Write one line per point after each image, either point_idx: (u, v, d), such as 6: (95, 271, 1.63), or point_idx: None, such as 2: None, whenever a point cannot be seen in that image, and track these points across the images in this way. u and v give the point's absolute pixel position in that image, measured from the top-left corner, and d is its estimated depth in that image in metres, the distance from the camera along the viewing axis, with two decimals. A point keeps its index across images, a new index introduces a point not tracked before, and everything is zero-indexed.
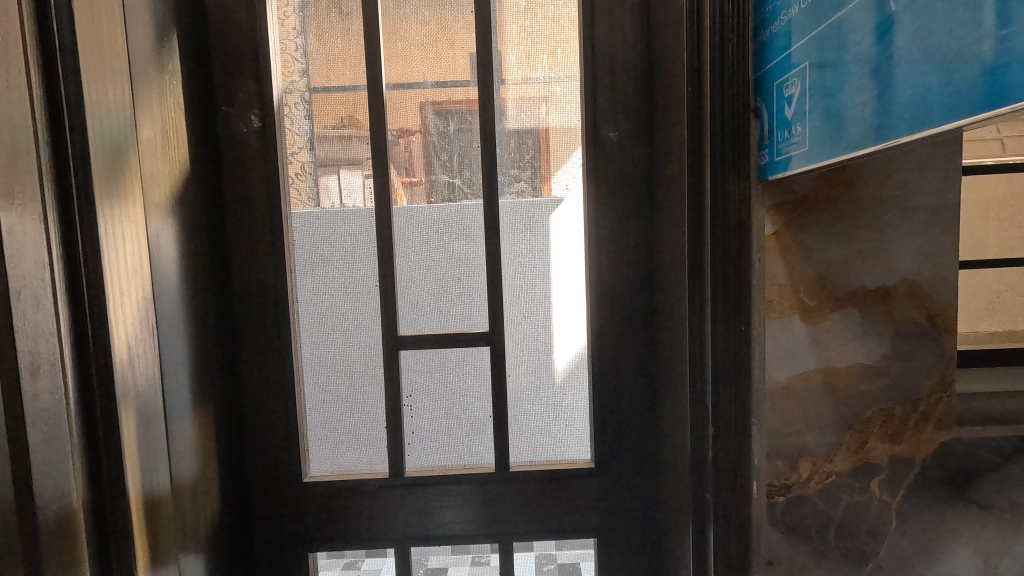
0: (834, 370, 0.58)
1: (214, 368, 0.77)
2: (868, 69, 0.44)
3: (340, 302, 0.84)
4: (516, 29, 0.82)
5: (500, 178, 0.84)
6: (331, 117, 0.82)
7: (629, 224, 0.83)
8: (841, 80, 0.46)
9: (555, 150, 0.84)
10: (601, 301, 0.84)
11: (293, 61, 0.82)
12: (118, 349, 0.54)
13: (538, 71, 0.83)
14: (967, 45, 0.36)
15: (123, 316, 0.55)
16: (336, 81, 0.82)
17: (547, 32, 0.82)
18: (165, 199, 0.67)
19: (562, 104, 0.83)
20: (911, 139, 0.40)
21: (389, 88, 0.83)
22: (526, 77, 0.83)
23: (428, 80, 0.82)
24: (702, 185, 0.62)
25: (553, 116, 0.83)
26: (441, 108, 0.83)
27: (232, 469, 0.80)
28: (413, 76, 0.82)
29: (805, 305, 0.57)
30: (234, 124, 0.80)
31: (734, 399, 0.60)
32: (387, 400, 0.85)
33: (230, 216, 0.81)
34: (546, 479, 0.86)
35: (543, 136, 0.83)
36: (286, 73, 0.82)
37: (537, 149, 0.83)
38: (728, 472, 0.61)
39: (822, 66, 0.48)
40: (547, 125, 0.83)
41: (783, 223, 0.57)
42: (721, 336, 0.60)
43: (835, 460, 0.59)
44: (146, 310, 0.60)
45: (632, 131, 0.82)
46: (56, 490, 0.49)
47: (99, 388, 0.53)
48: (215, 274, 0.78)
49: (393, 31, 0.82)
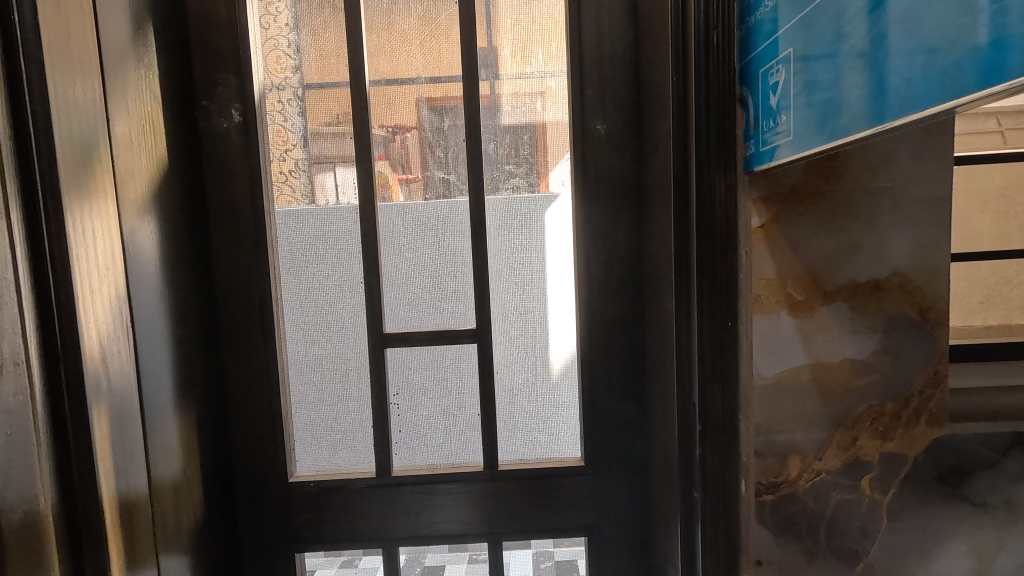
0: (824, 366, 0.56)
1: (195, 367, 0.75)
2: (853, 53, 0.42)
3: (325, 300, 0.83)
4: (511, 22, 0.81)
5: (495, 173, 0.82)
6: (325, 113, 0.81)
7: (617, 219, 0.82)
8: (827, 66, 0.45)
9: (552, 146, 0.82)
10: (590, 296, 0.83)
11: (285, 58, 0.80)
12: (89, 348, 0.53)
13: (532, 66, 0.81)
14: (949, 23, 0.34)
15: (94, 314, 0.55)
16: (332, 78, 0.80)
17: (541, 26, 0.81)
18: (144, 195, 0.66)
19: (559, 98, 0.82)
20: (896, 124, 0.39)
21: (383, 84, 0.81)
22: (520, 73, 0.81)
23: (422, 76, 0.81)
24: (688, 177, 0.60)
25: (549, 111, 0.82)
26: (436, 104, 0.81)
27: (216, 468, 0.79)
28: (405, 71, 0.81)
29: (793, 299, 0.56)
30: (215, 119, 0.79)
31: (722, 396, 0.58)
32: (374, 399, 0.83)
33: (213, 213, 0.80)
34: (536, 477, 0.85)
35: (540, 132, 0.82)
36: (278, 70, 0.80)
37: (534, 146, 0.82)
38: (715, 470, 0.59)
39: (806, 51, 0.47)
40: (544, 120, 0.82)
41: (770, 215, 0.55)
42: (707, 331, 0.58)
43: (824, 458, 0.57)
44: (119, 308, 0.59)
45: (623, 125, 0.80)
46: (22, 492, 0.49)
47: (67, 389, 0.52)
48: (196, 272, 0.77)
49: (387, 26, 0.81)
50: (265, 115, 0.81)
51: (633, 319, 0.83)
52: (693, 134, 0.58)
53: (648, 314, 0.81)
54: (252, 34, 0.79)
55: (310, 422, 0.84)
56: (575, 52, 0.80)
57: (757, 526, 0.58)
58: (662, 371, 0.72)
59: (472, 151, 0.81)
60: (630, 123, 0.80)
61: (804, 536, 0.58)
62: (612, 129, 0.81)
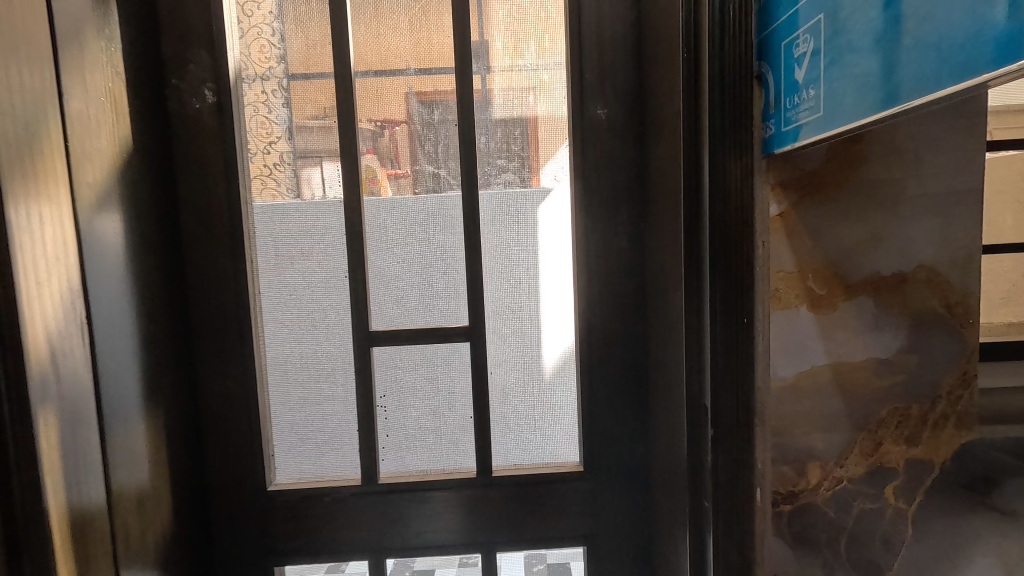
0: (846, 366, 0.52)
1: (165, 368, 0.70)
2: (893, 15, 0.37)
3: (307, 298, 0.77)
4: (504, 13, 0.76)
5: (486, 168, 0.77)
6: (311, 105, 0.75)
7: (618, 211, 0.77)
8: (859, 33, 0.40)
9: (544, 139, 0.77)
10: (591, 291, 0.78)
11: (269, 47, 0.75)
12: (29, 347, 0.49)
13: (526, 58, 0.76)
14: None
15: (36, 309, 0.49)
16: (316, 70, 0.75)
17: (536, 17, 0.76)
18: (110, 178, 0.61)
19: (552, 91, 0.77)
20: (951, 92, 0.34)
21: (369, 76, 0.76)
22: (514, 65, 0.76)
23: (411, 67, 0.76)
24: (700, 160, 0.55)
25: (543, 105, 0.77)
26: (426, 98, 0.76)
27: (187, 475, 0.74)
28: (395, 64, 0.76)
29: (813, 294, 0.52)
30: (186, 99, 0.72)
31: (737, 398, 0.53)
32: (359, 403, 0.78)
33: (184, 200, 0.74)
34: (530, 484, 0.80)
35: (532, 127, 0.77)
36: (261, 59, 0.75)
37: (526, 140, 0.77)
38: (729, 479, 0.54)
39: (834, 15, 0.41)
40: (536, 115, 0.77)
41: (790, 203, 0.51)
42: (722, 329, 0.53)
43: (846, 465, 0.53)
44: (72, 303, 0.53)
45: (624, 120, 0.76)
46: None
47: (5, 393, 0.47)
48: (166, 264, 0.71)
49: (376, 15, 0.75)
50: (241, 102, 0.75)
51: (635, 316, 0.78)
52: (705, 116, 0.54)
53: (650, 313, 0.76)
54: (228, 19, 0.73)
55: (289, 428, 0.79)
56: (575, 40, 0.75)
57: (772, 536, 0.54)
58: (667, 373, 0.68)
59: (465, 141, 0.76)
60: (631, 119, 0.76)
61: (823, 549, 0.54)
62: (611, 125, 0.76)
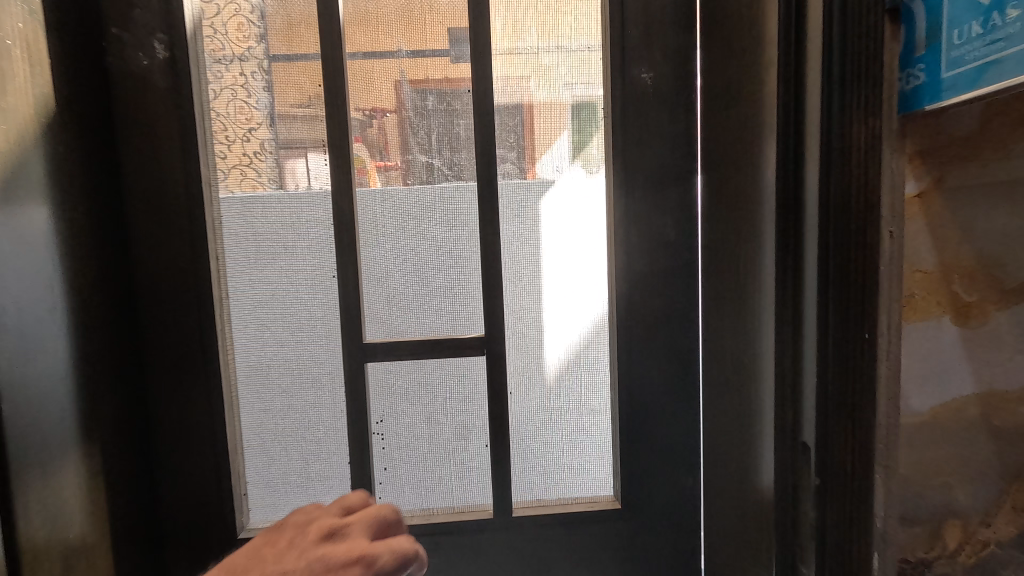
0: (996, 393, 0.40)
1: (106, 393, 0.56)
2: None
3: (288, 304, 0.63)
4: None
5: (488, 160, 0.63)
6: (294, 91, 0.62)
7: (665, 198, 0.64)
8: None
9: (542, 132, 0.64)
10: (630, 294, 0.65)
11: (248, 25, 0.61)
12: None
13: (524, 41, 0.63)
14: None
15: None
16: (300, 51, 0.61)
17: None
18: (35, 153, 0.49)
19: (551, 79, 0.64)
20: None
21: (358, 58, 0.62)
22: (512, 47, 0.63)
23: (403, 49, 0.63)
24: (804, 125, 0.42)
25: (541, 91, 0.64)
26: (419, 85, 0.63)
27: (135, 522, 0.60)
28: (384, 43, 0.62)
29: (958, 300, 0.39)
30: (131, 54, 0.58)
31: (853, 440, 0.41)
32: (351, 430, 0.65)
33: (128, 181, 0.59)
34: (559, 525, 0.67)
35: (528, 115, 0.64)
36: (239, 38, 0.61)
37: (523, 130, 0.64)
38: (839, 543, 0.42)
39: None
40: (532, 101, 0.64)
41: (931, 179, 0.38)
42: (835, 346, 0.41)
43: (993, 523, 0.41)
44: None
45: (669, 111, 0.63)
46: None
47: None
48: (106, 260, 0.57)
49: None
50: (204, 68, 0.61)
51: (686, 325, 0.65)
52: (816, 66, 0.41)
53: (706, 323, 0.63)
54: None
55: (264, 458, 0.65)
56: (614, 1, 0.62)
57: None
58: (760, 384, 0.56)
59: (478, 120, 0.63)
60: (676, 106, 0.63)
61: None
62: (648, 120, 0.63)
